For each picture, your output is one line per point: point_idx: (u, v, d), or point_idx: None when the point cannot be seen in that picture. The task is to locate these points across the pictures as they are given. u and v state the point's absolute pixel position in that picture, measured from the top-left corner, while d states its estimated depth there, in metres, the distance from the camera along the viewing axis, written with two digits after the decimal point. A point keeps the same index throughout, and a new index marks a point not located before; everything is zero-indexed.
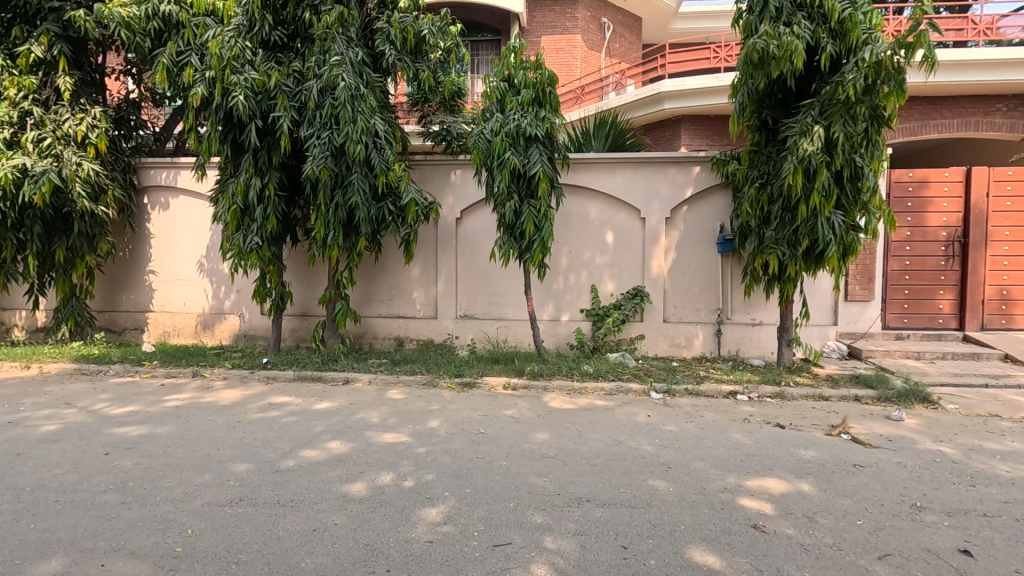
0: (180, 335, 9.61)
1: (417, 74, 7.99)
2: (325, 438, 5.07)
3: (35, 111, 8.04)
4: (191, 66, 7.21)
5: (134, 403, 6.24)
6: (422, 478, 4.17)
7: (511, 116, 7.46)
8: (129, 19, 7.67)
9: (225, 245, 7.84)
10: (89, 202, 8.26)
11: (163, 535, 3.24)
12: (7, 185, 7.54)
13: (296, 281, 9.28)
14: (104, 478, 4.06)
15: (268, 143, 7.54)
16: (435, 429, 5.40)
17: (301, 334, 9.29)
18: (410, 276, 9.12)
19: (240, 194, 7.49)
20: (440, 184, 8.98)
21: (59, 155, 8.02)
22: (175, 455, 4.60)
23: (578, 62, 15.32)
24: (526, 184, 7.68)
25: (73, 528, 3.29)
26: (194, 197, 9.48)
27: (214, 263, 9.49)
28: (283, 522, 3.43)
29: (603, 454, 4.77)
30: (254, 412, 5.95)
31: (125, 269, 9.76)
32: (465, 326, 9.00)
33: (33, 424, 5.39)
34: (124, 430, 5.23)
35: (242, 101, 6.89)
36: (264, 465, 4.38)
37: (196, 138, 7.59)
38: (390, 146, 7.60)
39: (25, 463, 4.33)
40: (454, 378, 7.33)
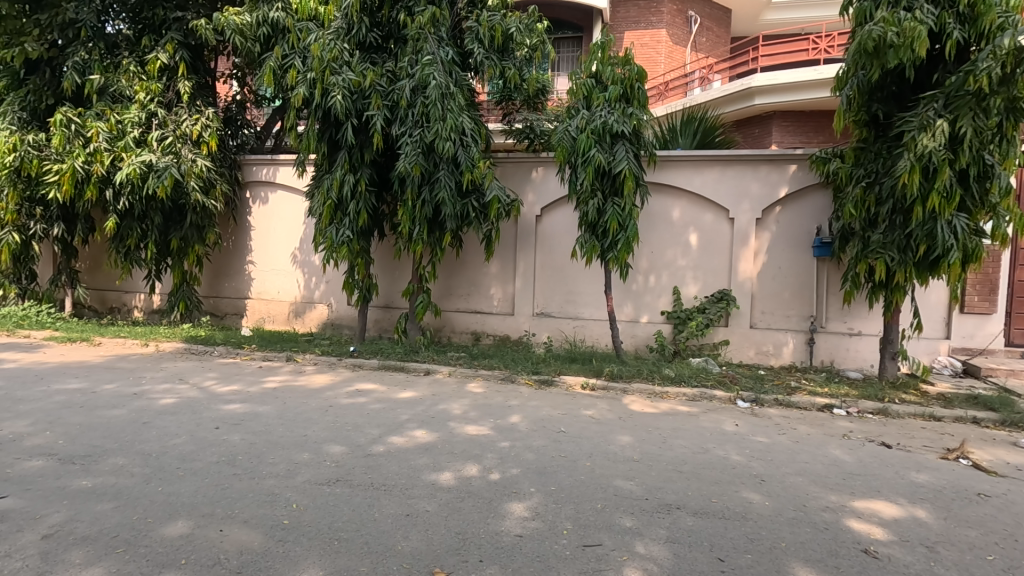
0: (274, 321, 10.24)
1: (504, 72, 8.04)
2: (411, 426, 5.23)
3: (159, 112, 8.84)
4: (294, 68, 7.61)
5: (237, 383, 6.74)
6: (507, 472, 4.19)
7: (598, 112, 7.34)
8: (242, 26, 8.26)
9: (318, 237, 8.25)
10: (201, 196, 8.99)
11: (271, 507, 3.47)
12: (135, 178, 8.38)
13: (382, 273, 9.67)
14: (217, 449, 4.41)
15: (362, 141, 7.87)
16: (516, 425, 5.43)
17: (384, 325, 9.66)
18: (488, 273, 9.24)
19: (334, 190, 7.85)
20: (520, 181, 9.03)
21: (177, 153, 8.78)
22: (275, 433, 4.90)
23: (662, 57, 14.88)
24: (611, 182, 7.54)
25: (193, 494, 3.58)
26: (292, 192, 10.07)
27: (306, 255, 10.05)
28: (379, 504, 3.57)
29: (690, 461, 4.61)
30: (343, 397, 6.24)
31: (227, 258, 10.53)
32: (542, 324, 8.98)
33: (153, 396, 5.93)
34: (230, 407, 5.65)
35: (340, 100, 7.24)
36: (356, 449, 4.57)
37: (295, 136, 8.03)
38: (477, 144, 7.71)
39: (149, 432, 4.77)
40: (532, 375, 7.33)
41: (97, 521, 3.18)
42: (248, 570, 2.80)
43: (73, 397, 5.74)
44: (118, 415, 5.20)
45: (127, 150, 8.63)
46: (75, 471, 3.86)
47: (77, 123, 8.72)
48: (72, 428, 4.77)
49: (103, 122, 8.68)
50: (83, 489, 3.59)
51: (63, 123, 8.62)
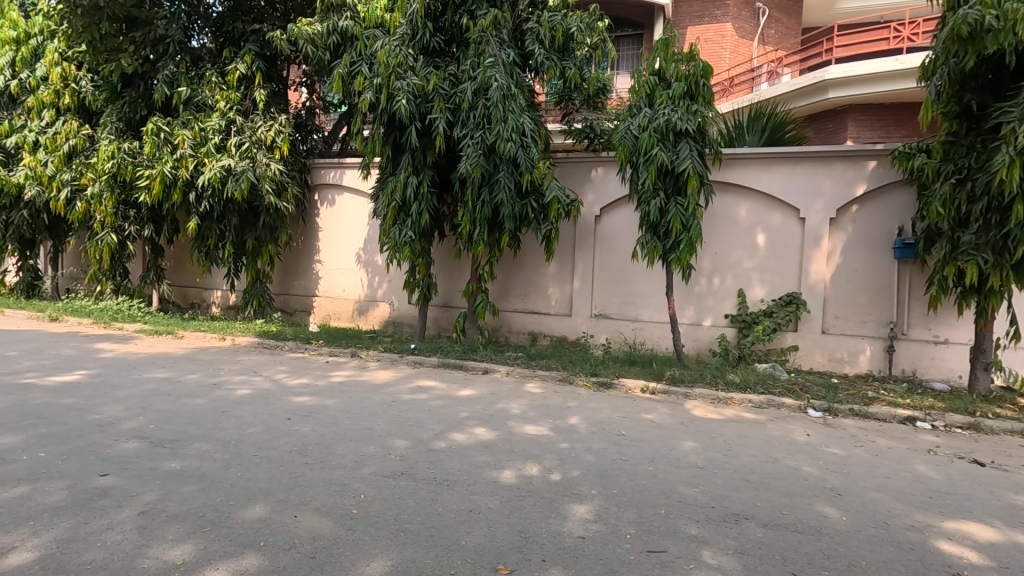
0: (339, 318, 10.65)
1: (564, 72, 8.00)
2: (471, 424, 5.30)
3: (237, 120, 9.38)
4: (362, 74, 7.86)
5: (306, 376, 7.07)
6: (567, 473, 4.17)
7: (660, 110, 7.18)
8: (314, 35, 8.61)
9: (382, 237, 8.50)
10: (275, 198, 9.49)
11: (341, 496, 3.60)
12: (216, 182, 8.96)
13: (442, 273, 9.87)
14: (289, 439, 4.63)
15: (424, 144, 8.05)
16: (575, 426, 5.40)
17: (442, 324, 9.85)
18: (546, 273, 9.23)
19: (398, 192, 8.06)
20: (579, 181, 8.97)
21: (253, 157, 9.29)
22: (343, 425, 5.10)
23: (727, 52, 14.41)
24: (673, 182, 7.38)
25: (269, 481, 3.78)
26: (357, 195, 10.45)
27: (370, 255, 10.39)
28: (442, 499, 3.64)
29: (759, 471, 4.42)
30: (405, 393, 6.40)
31: (296, 258, 11.04)
32: (600, 325, 8.89)
33: (231, 387, 6.30)
34: (300, 399, 5.93)
35: (404, 104, 7.43)
36: (419, 443, 4.68)
37: (361, 140, 8.29)
38: (536, 145, 7.73)
39: (228, 420, 5.08)
40: (590, 377, 7.26)
41: (184, 502, 3.41)
42: (321, 555, 2.91)
43: (161, 385, 6.19)
44: (200, 404, 5.56)
45: (209, 155, 9.22)
46: (165, 454, 4.16)
47: (165, 131, 9.41)
48: (161, 414, 5.15)
49: (188, 130, 9.32)
50: (172, 470, 3.86)
51: (154, 132, 9.32)
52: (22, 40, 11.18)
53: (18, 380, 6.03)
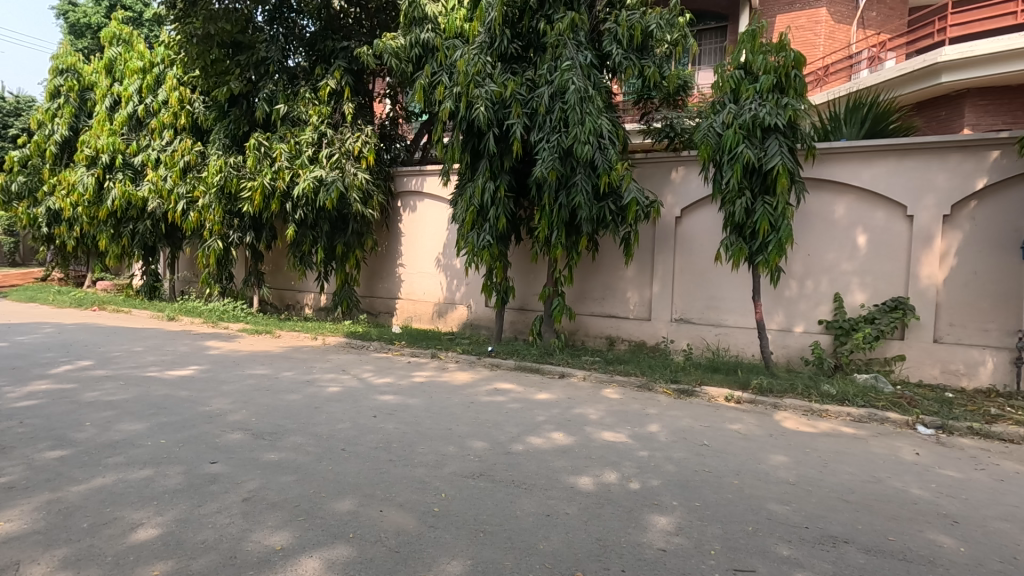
0: (419, 319, 11.02)
1: (642, 70, 7.81)
2: (548, 428, 5.30)
3: (327, 133, 9.97)
4: (442, 84, 8.09)
5: (390, 375, 7.39)
6: (647, 482, 4.07)
7: (747, 106, 6.84)
8: (398, 49, 8.97)
9: (460, 242, 8.70)
10: (361, 206, 10.00)
11: (423, 494, 3.73)
12: (309, 192, 9.57)
13: (519, 277, 9.96)
14: (375, 436, 4.85)
15: (502, 149, 8.14)
16: (655, 434, 5.25)
17: (519, 327, 9.94)
18: (624, 277, 9.07)
19: (476, 197, 8.22)
20: (659, 183, 8.74)
21: (343, 167, 9.83)
22: (424, 424, 5.27)
23: (822, 39, 13.50)
24: (761, 180, 6.99)
25: (357, 475, 3.98)
26: (437, 201, 10.79)
27: (449, 259, 10.69)
28: (519, 502, 3.66)
29: (859, 491, 4.09)
30: (483, 395, 6.52)
31: (381, 262, 11.57)
32: (680, 330, 8.59)
33: (322, 384, 6.71)
34: (385, 398, 6.20)
35: (483, 111, 7.56)
36: (497, 445, 4.75)
37: (442, 148, 8.51)
38: (614, 146, 7.61)
39: (320, 415, 5.41)
40: (670, 384, 7.03)
41: (282, 491, 3.67)
42: (405, 550, 3.02)
43: (262, 381, 6.69)
44: (295, 399, 5.96)
45: (303, 167, 9.85)
46: (265, 445, 4.50)
47: (265, 146, 10.17)
48: (262, 407, 5.57)
49: (285, 144, 10.03)
50: (271, 461, 4.16)
51: (256, 146, 10.11)
52: (147, 69, 12.53)
53: (143, 373, 6.74)
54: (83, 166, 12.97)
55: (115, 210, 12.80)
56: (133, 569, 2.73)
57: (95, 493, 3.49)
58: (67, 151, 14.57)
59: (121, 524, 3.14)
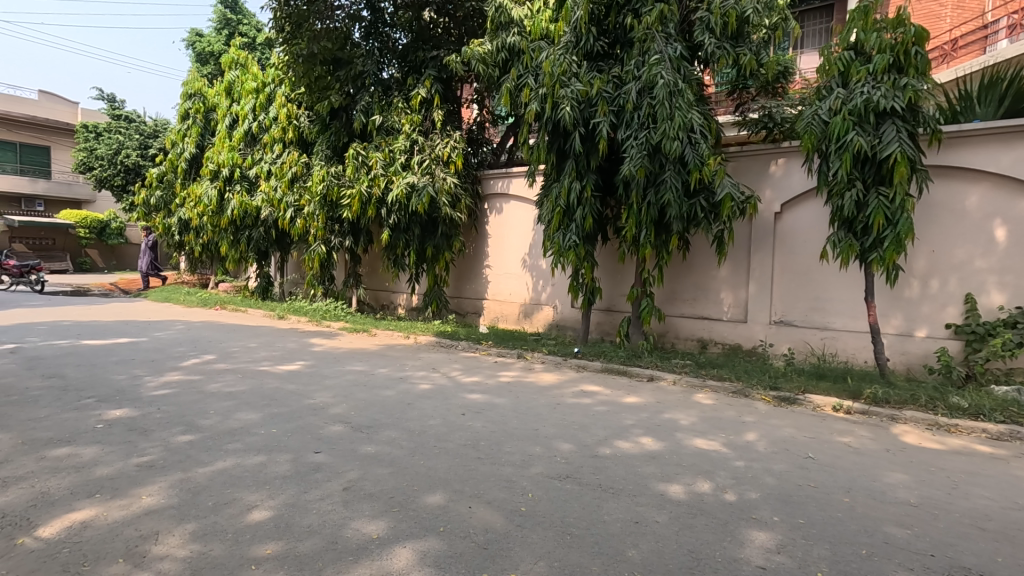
0: (506, 319, 11.17)
1: (737, 59, 7.39)
2: (637, 432, 5.17)
3: (418, 139, 10.37)
4: (528, 86, 8.13)
5: (478, 374, 7.56)
6: (744, 495, 3.84)
7: (857, 89, 6.27)
8: (485, 55, 9.15)
9: (546, 243, 8.70)
10: (450, 210, 10.32)
11: (510, 492, 3.77)
12: (402, 198, 10.00)
13: (605, 277, 9.81)
14: (463, 434, 4.97)
15: (588, 148, 8.04)
16: (752, 444, 4.95)
17: (605, 328, 9.80)
18: (718, 277, 8.64)
19: (563, 197, 8.19)
20: (756, 176, 8.24)
21: (433, 172, 10.19)
22: (511, 424, 5.33)
23: (948, 10, 12.11)
24: (874, 170, 6.38)
25: (447, 471, 4.10)
26: (523, 202, 10.89)
27: (535, 260, 10.76)
28: (606, 506, 3.60)
29: (998, 519, 3.60)
30: (569, 397, 6.48)
31: (469, 263, 11.86)
32: (781, 334, 8.05)
33: (414, 381, 6.99)
34: (473, 397, 6.34)
35: (568, 110, 7.52)
36: (584, 448, 4.70)
37: (527, 149, 8.56)
38: (706, 140, 7.28)
39: (413, 411, 5.64)
40: (770, 391, 6.60)
41: (378, 482, 3.86)
42: (493, 547, 3.07)
43: (359, 377, 7.10)
44: (390, 395, 6.26)
45: (396, 173, 10.33)
46: (362, 438, 4.76)
47: (363, 155, 10.80)
48: (360, 402, 5.90)
49: (380, 153, 10.57)
50: (368, 453, 4.40)
51: (354, 156, 10.76)
52: (260, 89, 13.71)
53: (257, 367, 7.38)
54: (208, 180, 14.45)
55: (234, 219, 14.14)
56: (249, 546, 2.99)
57: (218, 475, 3.87)
58: (195, 166, 16.29)
59: (240, 505, 3.45)
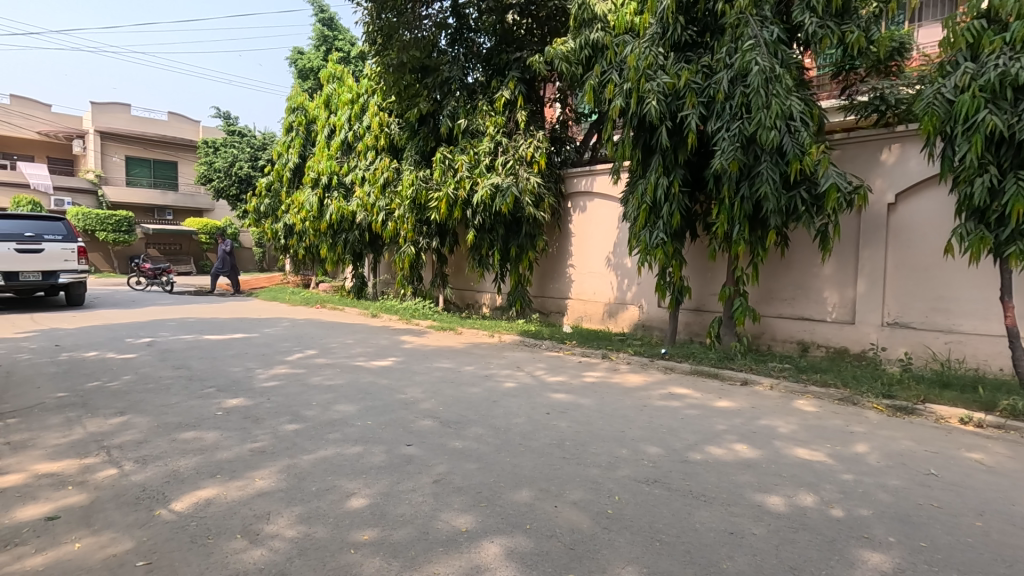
0: (590, 319, 11.05)
1: (843, 38, 6.79)
2: (730, 438, 4.92)
3: (502, 141, 10.51)
4: (612, 82, 7.98)
5: (562, 374, 7.55)
6: (853, 511, 3.54)
7: (990, 62, 5.57)
8: (568, 53, 9.11)
9: (632, 241, 8.50)
10: (534, 209, 10.38)
11: (596, 494, 3.72)
12: (487, 199, 10.18)
13: (695, 275, 9.43)
14: (548, 433, 4.98)
15: (675, 142, 7.76)
16: (862, 456, 4.55)
17: (694, 328, 9.43)
18: (821, 275, 8.02)
19: (649, 194, 7.96)
20: (865, 165, 7.57)
21: (517, 173, 10.31)
22: (597, 425, 5.27)
23: None
24: (1013, 152, 5.62)
25: (532, 469, 4.13)
26: (607, 200, 10.73)
27: (619, 258, 10.58)
28: (698, 514, 3.46)
29: None
30: (657, 399, 6.29)
31: (552, 262, 11.85)
32: (895, 337, 7.34)
33: (499, 379, 7.10)
34: (557, 396, 6.34)
35: (654, 105, 7.30)
36: (673, 452, 4.54)
37: (612, 146, 8.40)
38: (808, 128, 6.79)
39: (498, 409, 5.73)
40: (883, 399, 6.03)
41: (466, 477, 3.95)
42: (579, 548, 3.05)
43: (447, 374, 7.32)
44: (476, 392, 6.41)
45: (481, 175, 10.53)
46: (451, 433, 4.91)
47: (449, 158, 11.10)
48: (448, 398, 6.09)
49: (466, 156, 10.81)
50: (456, 448, 4.52)
51: (442, 159, 11.11)
52: (354, 100, 14.52)
53: (354, 362, 7.83)
54: (309, 188, 15.54)
55: (332, 223, 15.09)
56: (348, 531, 3.18)
57: (321, 462, 4.15)
58: (298, 175, 17.56)
59: (340, 491, 3.68)
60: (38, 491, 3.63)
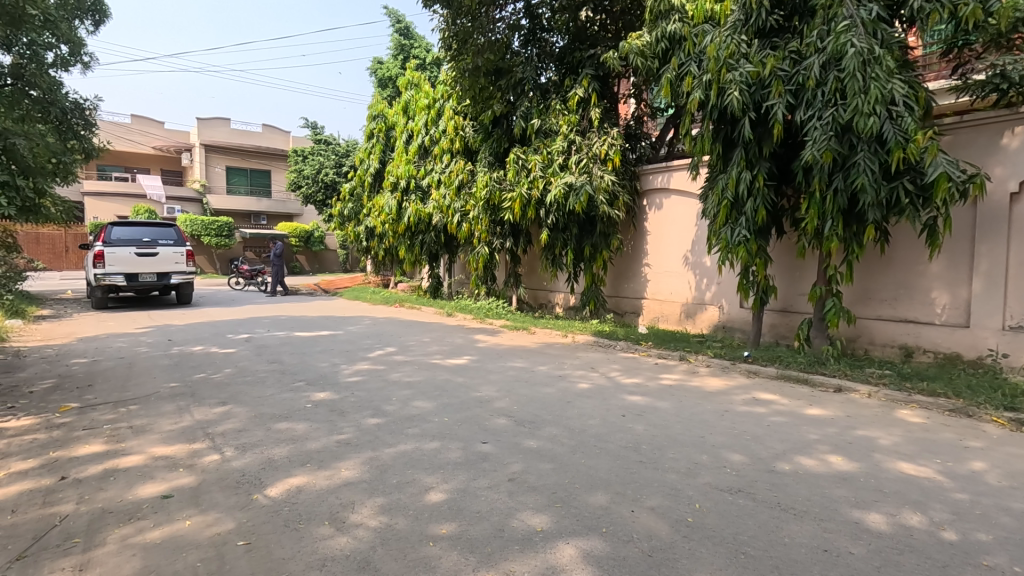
0: (667, 320, 10.74)
1: (955, 11, 6.13)
2: (823, 449, 4.60)
3: (576, 140, 10.43)
4: (690, 74, 7.69)
5: (638, 376, 7.37)
6: (970, 535, 3.19)
7: None
8: (643, 47, 8.88)
9: (712, 238, 8.15)
10: (608, 208, 10.22)
11: (675, 501, 3.59)
12: (560, 198, 10.11)
13: (781, 274, 8.91)
14: (623, 435, 4.88)
15: (760, 134, 7.36)
16: (979, 474, 4.10)
17: (781, 330, 8.92)
18: (927, 273, 7.32)
19: (730, 189, 7.59)
20: (981, 151, 6.83)
21: (590, 171, 10.19)
22: (675, 429, 5.10)
23: None
24: None
25: (608, 471, 4.06)
26: (685, 196, 10.37)
27: (698, 257, 10.19)
28: (788, 528, 3.26)
29: None
30: (740, 404, 5.99)
31: (627, 262, 11.61)
32: (1018, 342, 6.56)
33: (573, 380, 7.05)
34: (633, 398, 6.20)
35: (737, 95, 6.95)
36: (758, 461, 4.30)
37: (690, 141, 8.09)
38: (912, 112, 6.22)
39: (573, 410, 5.68)
40: (1004, 412, 5.40)
41: (541, 477, 3.96)
42: (658, 555, 2.96)
43: (521, 373, 7.36)
44: (550, 392, 6.40)
45: (554, 174, 10.48)
46: (525, 432, 4.93)
47: (523, 159, 11.14)
48: (522, 397, 6.13)
49: (539, 155, 10.80)
50: (530, 447, 4.54)
51: (516, 160, 11.18)
52: (431, 105, 14.96)
53: (431, 360, 8.07)
54: (389, 192, 16.18)
55: (409, 225, 15.63)
56: (427, 524, 3.27)
57: (401, 456, 4.31)
58: (378, 180, 18.35)
59: (419, 485, 3.79)
60: (155, 471, 4.03)
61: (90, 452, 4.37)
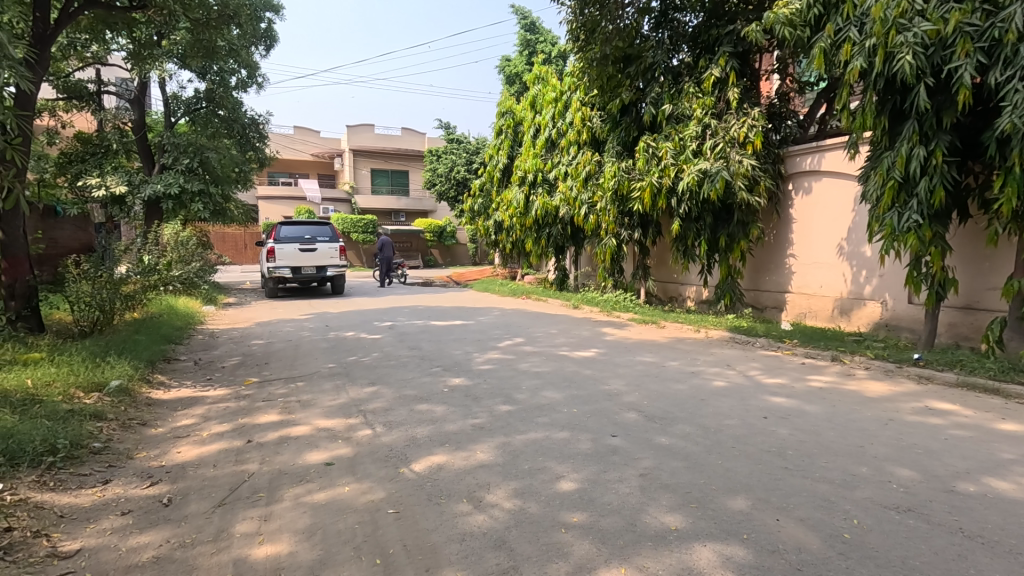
0: (815, 317, 9.79)
1: None
2: (1021, 472, 3.88)
3: (711, 123, 9.83)
4: (850, 41, 6.84)
5: (782, 376, 6.79)
6: None
7: None
8: (792, 15, 8.06)
9: (874, 225, 7.21)
10: (747, 194, 9.53)
11: (829, 514, 3.27)
12: (694, 185, 9.62)
13: (964, 265, 7.63)
14: (766, 439, 4.53)
15: (939, 102, 6.35)
16: None
17: (962, 331, 7.66)
18: None
19: (899, 168, 6.64)
20: None
21: (727, 156, 9.58)
22: (827, 436, 4.62)
23: None
24: None
25: (749, 476, 3.80)
26: (841, 179, 9.32)
27: (855, 246, 9.12)
28: (973, 558, 2.81)
29: None
30: (908, 413, 5.26)
31: (769, 253, 10.73)
32: None
33: (708, 377, 6.70)
34: (777, 400, 5.73)
35: (910, 60, 6.05)
36: (933, 479, 3.75)
37: (847, 116, 7.22)
38: None
39: (708, 408, 5.40)
40: None
41: (674, 475, 3.82)
42: (809, 570, 2.72)
43: (650, 368, 7.16)
44: (682, 389, 6.14)
45: (687, 161, 9.97)
46: (656, 429, 4.78)
47: (653, 146, 10.69)
48: (652, 392, 5.96)
49: (671, 142, 10.34)
50: (662, 444, 4.40)
51: (646, 148, 10.77)
52: (558, 98, 14.98)
53: (558, 352, 8.15)
54: (517, 186, 16.56)
55: (536, 219, 15.86)
56: (558, 511, 3.32)
57: (532, 443, 4.42)
58: (506, 174, 18.86)
59: (550, 473, 3.86)
60: (319, 441, 4.55)
61: (269, 420, 5.07)
